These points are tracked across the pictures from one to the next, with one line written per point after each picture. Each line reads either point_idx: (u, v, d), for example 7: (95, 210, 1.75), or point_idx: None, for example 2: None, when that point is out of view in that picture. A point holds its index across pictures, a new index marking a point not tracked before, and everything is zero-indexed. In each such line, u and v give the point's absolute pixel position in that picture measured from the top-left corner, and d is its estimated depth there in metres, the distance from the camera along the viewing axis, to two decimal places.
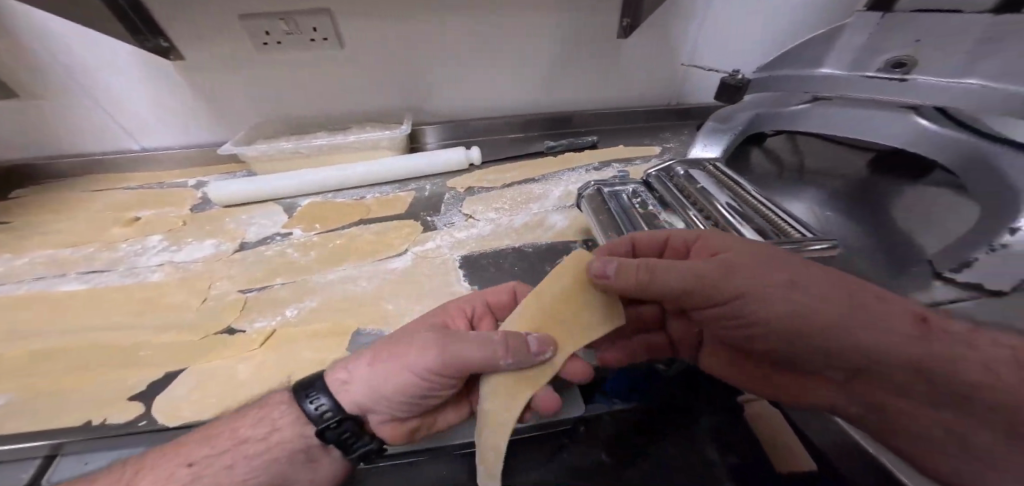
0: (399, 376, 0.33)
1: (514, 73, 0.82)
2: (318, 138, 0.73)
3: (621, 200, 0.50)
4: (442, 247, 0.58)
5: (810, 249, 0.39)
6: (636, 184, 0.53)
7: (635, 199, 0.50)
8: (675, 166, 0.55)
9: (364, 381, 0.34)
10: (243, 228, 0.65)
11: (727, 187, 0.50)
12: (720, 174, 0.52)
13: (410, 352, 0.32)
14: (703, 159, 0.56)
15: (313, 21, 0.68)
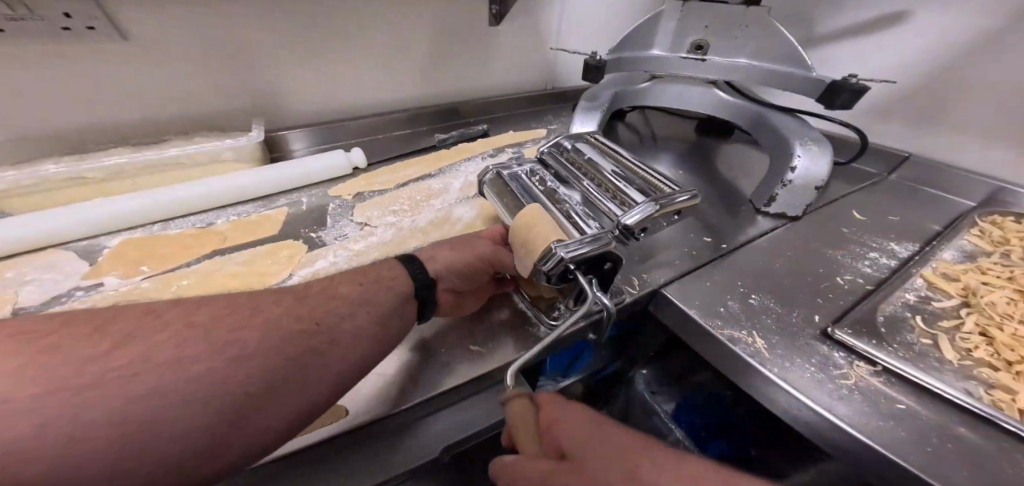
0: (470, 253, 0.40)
1: (384, 66, 0.76)
2: (113, 157, 0.53)
3: (523, 180, 0.44)
4: (339, 263, 0.49)
5: (675, 203, 0.36)
6: (531, 162, 0.48)
7: (534, 177, 0.45)
8: (561, 141, 0.52)
9: (438, 262, 0.38)
10: (8, 290, 0.42)
11: (610, 155, 0.48)
12: (602, 144, 0.50)
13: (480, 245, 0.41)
14: (584, 132, 0.54)
15: (66, 4, 0.48)
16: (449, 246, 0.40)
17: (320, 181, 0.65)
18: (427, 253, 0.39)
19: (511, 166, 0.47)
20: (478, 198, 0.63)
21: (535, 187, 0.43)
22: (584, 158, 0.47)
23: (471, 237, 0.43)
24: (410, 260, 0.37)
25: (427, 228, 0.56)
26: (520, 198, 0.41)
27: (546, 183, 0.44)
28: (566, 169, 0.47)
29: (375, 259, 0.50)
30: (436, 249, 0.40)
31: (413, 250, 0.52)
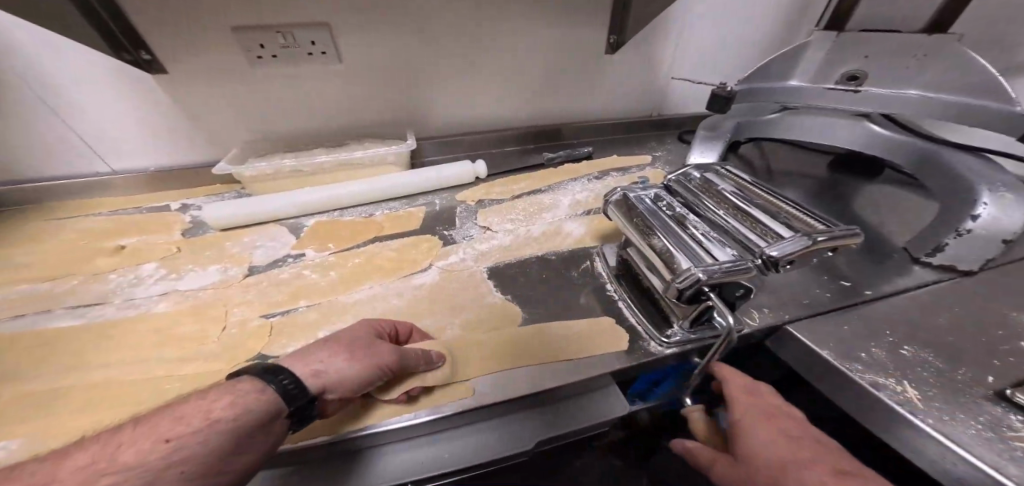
0: (369, 360, 0.36)
1: (508, 86, 0.84)
2: (319, 156, 0.69)
3: (651, 204, 0.47)
4: (467, 260, 0.57)
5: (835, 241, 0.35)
6: (656, 188, 0.50)
7: (661, 202, 0.47)
8: (689, 170, 0.53)
9: (319, 368, 0.34)
10: (249, 252, 0.59)
11: (746, 188, 0.47)
12: (735, 176, 0.50)
13: (376, 347, 0.37)
14: (714, 163, 0.54)
15: (311, 35, 0.66)
16: (329, 349, 0.36)
17: (449, 187, 0.76)
18: (294, 358, 0.35)
19: (637, 190, 0.49)
20: (587, 216, 0.66)
21: (663, 212, 0.45)
22: (717, 189, 0.48)
23: (352, 334, 0.38)
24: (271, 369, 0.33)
25: (541, 239, 0.61)
26: (648, 219, 0.43)
27: (672, 209, 0.46)
28: (693, 197, 0.48)
29: (496, 261, 0.58)
30: (315, 351, 0.36)
31: (530, 257, 0.58)
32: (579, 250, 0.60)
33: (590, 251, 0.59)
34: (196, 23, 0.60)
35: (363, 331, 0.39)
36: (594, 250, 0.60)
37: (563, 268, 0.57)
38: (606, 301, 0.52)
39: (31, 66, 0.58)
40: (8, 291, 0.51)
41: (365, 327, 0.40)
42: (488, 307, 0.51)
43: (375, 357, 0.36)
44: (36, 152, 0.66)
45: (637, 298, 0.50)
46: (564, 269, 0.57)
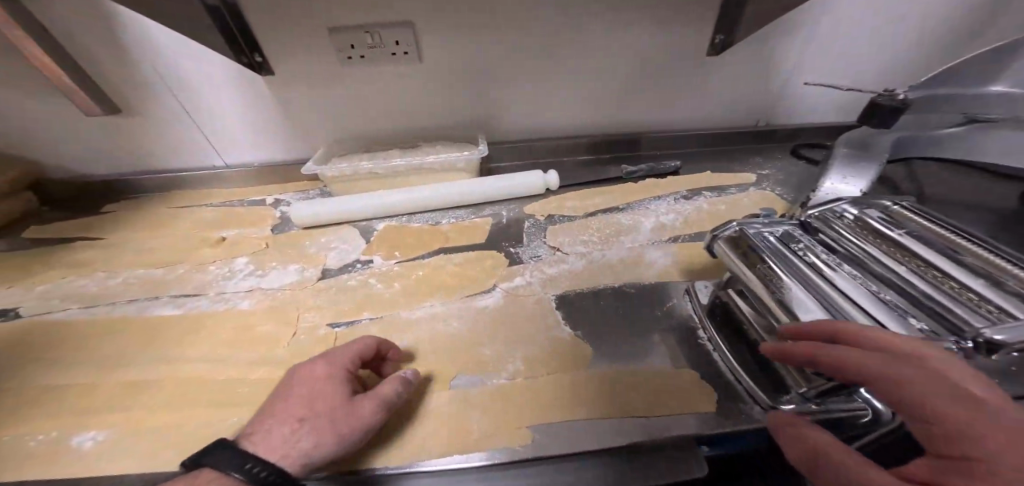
0: (345, 421, 0.32)
1: (591, 88, 0.77)
2: (395, 159, 0.69)
3: (786, 246, 0.39)
4: (533, 284, 0.53)
5: None
6: (790, 224, 0.42)
7: (799, 245, 0.39)
8: (844, 205, 0.43)
9: (287, 447, 0.30)
10: (323, 253, 0.61)
11: (939, 238, 0.37)
12: (919, 221, 0.39)
13: (353, 404, 0.33)
14: (883, 199, 0.43)
15: (396, 34, 0.66)
16: (293, 420, 0.32)
17: (518, 198, 0.71)
18: (254, 441, 0.31)
19: (761, 223, 0.42)
20: (673, 243, 0.58)
21: (803, 258, 0.37)
22: (891, 235, 0.38)
23: (308, 392, 0.34)
24: (231, 454, 0.30)
25: (617, 267, 0.55)
26: (777, 263, 0.36)
27: (809, 253, 0.38)
28: (844, 240, 0.39)
29: (565, 289, 0.52)
30: (275, 426, 0.32)
31: (604, 288, 0.52)
32: (664, 285, 0.52)
33: (677, 286, 0.51)
34: (297, 29, 0.63)
35: (314, 385, 0.34)
36: (682, 285, 0.51)
37: (643, 305, 0.49)
38: (695, 348, 0.44)
39: (170, 71, 0.66)
40: (134, 273, 0.58)
41: (314, 378, 0.35)
42: (553, 342, 0.46)
43: (345, 414, 0.33)
44: (169, 147, 0.76)
45: (737, 347, 0.42)
46: (645, 306, 0.49)
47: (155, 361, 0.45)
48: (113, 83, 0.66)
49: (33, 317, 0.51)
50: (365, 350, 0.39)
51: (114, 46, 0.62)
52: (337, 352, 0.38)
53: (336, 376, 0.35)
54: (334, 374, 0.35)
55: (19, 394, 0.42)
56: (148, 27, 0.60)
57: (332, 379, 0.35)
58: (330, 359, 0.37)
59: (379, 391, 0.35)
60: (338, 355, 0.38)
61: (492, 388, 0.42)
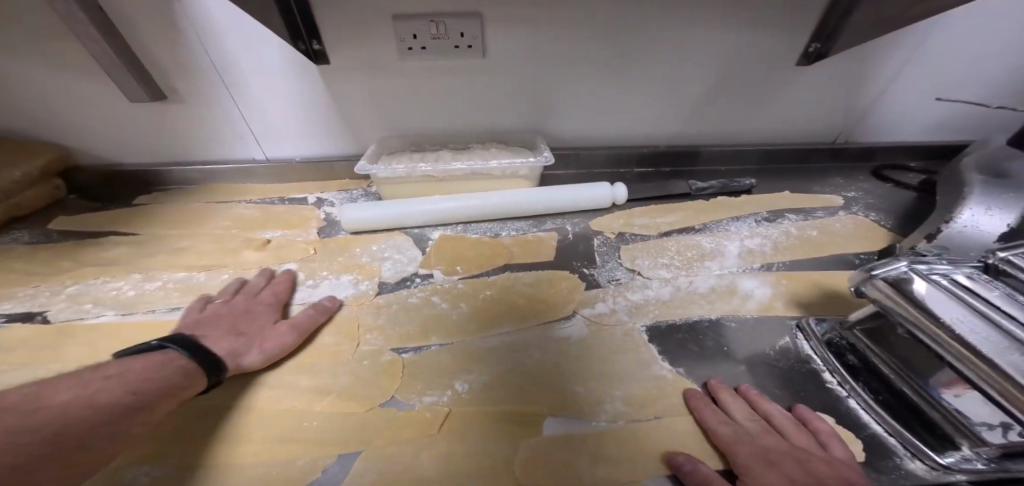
0: (223, 323, 0.42)
1: (659, 96, 0.71)
2: (456, 162, 0.63)
3: (977, 293, 0.34)
4: (618, 312, 0.49)
5: None
6: (972, 267, 0.37)
7: (996, 292, 0.34)
8: None
9: (226, 346, 0.39)
10: (378, 263, 0.56)
11: None
12: None
13: (242, 318, 0.43)
14: None
15: (463, 25, 0.60)
16: (226, 331, 0.41)
17: (583, 211, 0.66)
18: (194, 336, 0.39)
19: (937, 264, 0.37)
20: (765, 273, 0.53)
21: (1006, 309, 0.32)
22: None
23: (226, 313, 0.44)
24: (184, 337, 0.38)
25: (708, 298, 0.50)
26: (966, 309, 0.32)
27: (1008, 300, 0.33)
28: None
29: (655, 319, 0.48)
30: (213, 333, 0.41)
31: (698, 320, 0.47)
32: (767, 320, 0.47)
33: (781, 322, 0.47)
34: (361, 17, 0.59)
35: (224, 309, 0.45)
36: (790, 321, 0.47)
37: (745, 342, 0.45)
38: (825, 390, 0.40)
39: (226, 56, 0.61)
40: (174, 276, 0.53)
41: (225, 306, 0.45)
42: (654, 383, 0.41)
43: (257, 329, 0.43)
44: (211, 139, 0.71)
45: (880, 396, 0.39)
46: (748, 344, 0.45)
47: None
48: (161, 67, 0.61)
49: (64, 323, 0.46)
50: (277, 292, 0.49)
51: (166, 25, 0.57)
52: (255, 290, 0.49)
53: (258, 307, 0.46)
54: (247, 304, 0.46)
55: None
56: (209, 6, 0.56)
57: (239, 304, 0.45)
58: (248, 293, 0.48)
59: (297, 321, 0.45)
60: (252, 290, 0.48)
61: (589, 432, 0.37)
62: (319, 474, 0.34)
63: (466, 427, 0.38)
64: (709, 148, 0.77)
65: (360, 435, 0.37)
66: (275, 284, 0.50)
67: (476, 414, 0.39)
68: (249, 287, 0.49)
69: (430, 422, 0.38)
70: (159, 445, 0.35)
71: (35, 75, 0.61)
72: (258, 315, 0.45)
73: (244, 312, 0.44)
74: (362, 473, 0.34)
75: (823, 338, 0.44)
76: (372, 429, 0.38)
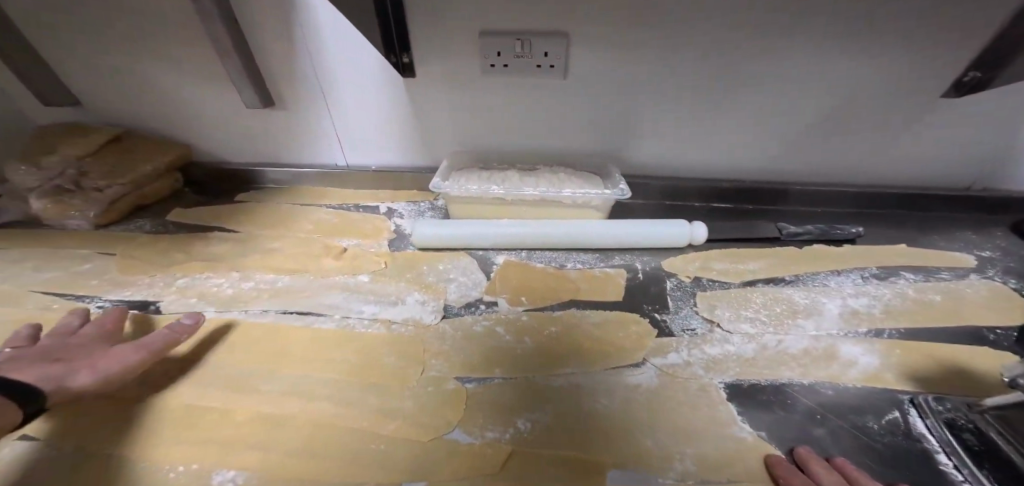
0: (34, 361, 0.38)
1: (749, 126, 0.66)
2: (527, 186, 0.63)
3: None
4: (692, 365, 0.45)
5: None
6: None
7: None
8: None
9: (36, 375, 0.35)
10: (443, 284, 0.57)
11: None
12: None
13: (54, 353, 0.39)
14: None
15: (548, 45, 0.59)
16: (37, 365, 0.37)
17: (654, 248, 0.62)
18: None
19: None
20: (873, 341, 0.46)
21: None
22: None
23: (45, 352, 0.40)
24: None
25: (801, 361, 0.44)
26: None
27: None
28: None
29: (736, 376, 0.43)
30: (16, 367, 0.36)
31: (785, 381, 0.42)
32: (874, 392, 0.41)
33: (889, 394, 0.41)
34: (450, 33, 0.60)
35: (45, 348, 0.40)
36: (903, 395, 0.40)
37: (843, 413, 0.39)
38: (937, 472, 0.34)
39: (326, 67, 0.66)
40: (264, 277, 0.58)
41: (46, 347, 0.40)
42: (731, 447, 0.37)
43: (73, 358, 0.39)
44: (303, 144, 0.77)
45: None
46: (850, 418, 0.39)
47: (290, 391, 0.43)
48: (271, 76, 0.67)
49: (174, 315, 0.52)
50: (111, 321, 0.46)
51: (280, 38, 0.63)
52: (79, 330, 0.44)
53: (72, 338, 0.42)
54: (66, 342, 0.41)
55: (161, 406, 0.41)
56: (320, 20, 0.60)
57: (55, 345, 0.41)
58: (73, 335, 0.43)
59: (145, 342, 0.42)
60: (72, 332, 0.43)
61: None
62: None
63: (527, 472, 0.36)
64: (798, 187, 0.69)
65: (422, 461, 0.37)
66: (103, 323, 0.45)
67: (537, 459, 0.37)
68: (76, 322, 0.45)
69: (491, 461, 0.37)
70: (241, 444, 0.38)
71: (168, 82, 0.69)
72: (79, 349, 0.41)
73: (3, 352, 0.39)
74: None
75: (942, 417, 0.38)
76: (433, 462, 0.37)
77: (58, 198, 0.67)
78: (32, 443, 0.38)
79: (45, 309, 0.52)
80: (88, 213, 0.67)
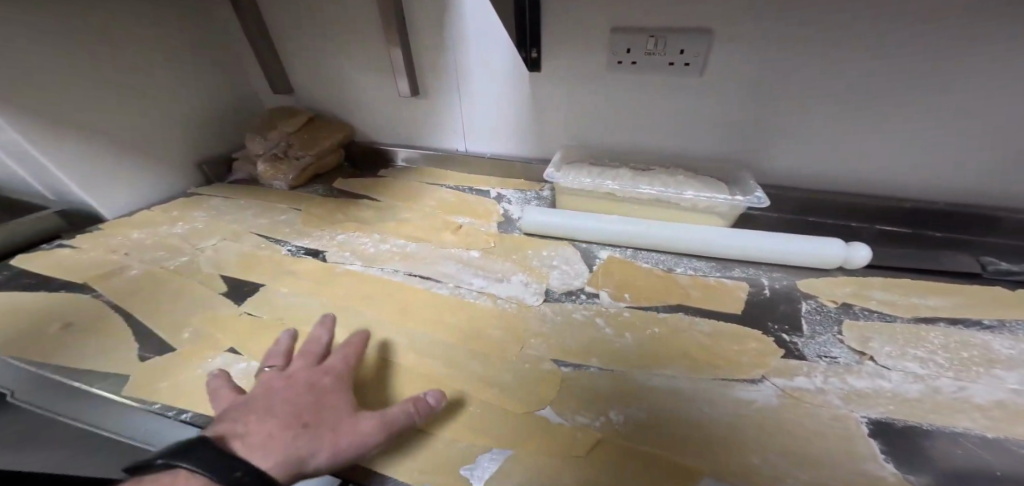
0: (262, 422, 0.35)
1: (931, 132, 0.55)
2: (644, 185, 0.62)
3: None
4: (828, 394, 0.39)
5: None
6: None
7: None
8: None
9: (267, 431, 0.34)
10: (546, 269, 0.60)
11: None
12: None
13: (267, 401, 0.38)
14: None
15: (685, 42, 0.58)
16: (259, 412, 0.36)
17: (786, 266, 0.56)
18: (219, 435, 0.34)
19: None
20: None
21: None
22: None
23: (289, 385, 0.39)
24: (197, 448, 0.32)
25: (989, 413, 0.36)
26: None
27: None
28: None
29: (887, 413, 0.37)
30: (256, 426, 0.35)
31: (956, 431, 0.35)
32: None
33: None
34: (581, 30, 0.62)
35: (288, 380, 0.40)
36: None
37: None
38: None
39: (466, 63, 0.74)
40: (397, 241, 0.67)
41: (270, 376, 0.42)
42: (871, 485, 0.32)
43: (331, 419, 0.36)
44: (435, 130, 0.87)
45: None
46: None
47: (408, 345, 0.50)
48: (422, 69, 0.78)
49: (330, 263, 0.63)
50: (287, 342, 0.47)
51: (436, 36, 0.72)
52: (321, 353, 0.45)
53: (327, 379, 0.41)
54: (313, 372, 0.41)
55: (315, 338, 0.51)
56: (471, 21, 0.68)
57: (302, 375, 0.41)
58: (307, 353, 0.44)
59: (333, 364, 0.43)
60: (314, 350, 0.45)
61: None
62: (472, 456, 0.37)
63: (621, 463, 0.36)
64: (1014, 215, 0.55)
65: (516, 435, 0.39)
66: (344, 342, 0.46)
67: (633, 452, 0.37)
68: (280, 349, 0.46)
69: (581, 444, 0.38)
70: (371, 378, 0.46)
71: (344, 73, 0.86)
72: (292, 383, 0.40)
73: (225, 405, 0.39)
74: (508, 474, 0.36)
75: None
76: (527, 433, 0.39)
77: (273, 162, 0.87)
78: (236, 355, 0.50)
79: (255, 246, 0.69)
80: (287, 176, 0.85)
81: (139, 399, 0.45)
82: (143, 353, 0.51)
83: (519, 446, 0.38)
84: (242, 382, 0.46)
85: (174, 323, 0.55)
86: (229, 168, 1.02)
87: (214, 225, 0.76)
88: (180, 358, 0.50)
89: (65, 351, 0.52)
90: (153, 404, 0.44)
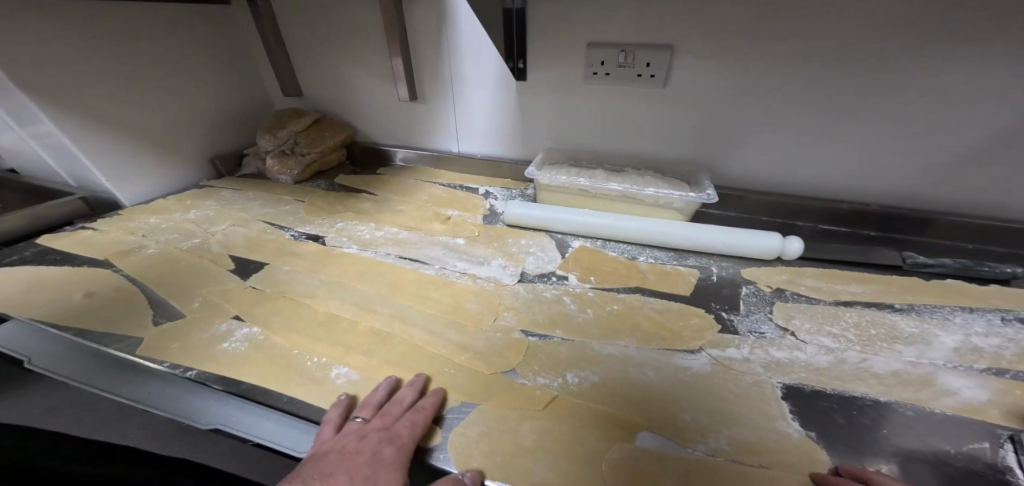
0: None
1: (866, 141, 0.62)
2: (613, 183, 0.69)
3: None
4: (753, 362, 0.45)
5: None
6: None
7: None
8: None
9: None
10: (523, 254, 0.66)
11: None
12: None
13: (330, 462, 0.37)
14: None
15: (651, 57, 0.66)
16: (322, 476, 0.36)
17: (735, 256, 0.62)
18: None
19: None
20: (994, 381, 0.41)
21: None
22: None
23: (355, 452, 0.37)
24: None
25: (884, 380, 0.42)
26: None
27: None
28: None
29: (799, 380, 0.43)
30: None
31: (857, 397, 0.40)
32: (965, 422, 0.37)
33: (992, 429, 0.37)
34: (561, 44, 0.70)
35: (357, 442, 0.38)
36: (1004, 432, 0.36)
37: (917, 435, 0.37)
38: None
39: (460, 70, 0.81)
40: (390, 229, 0.74)
41: (353, 431, 0.40)
42: (774, 436, 0.38)
43: None
44: (431, 132, 0.94)
45: None
46: (922, 440, 0.36)
47: (394, 315, 0.56)
48: (421, 76, 0.86)
49: (329, 247, 0.70)
50: (381, 393, 0.44)
51: (434, 47, 0.80)
52: (400, 416, 0.41)
53: (389, 451, 0.38)
54: (379, 438, 0.39)
55: (311, 309, 0.57)
56: (465, 33, 0.76)
57: (369, 440, 0.38)
58: (387, 415, 0.41)
59: (401, 432, 0.39)
60: (394, 412, 0.41)
61: (684, 458, 0.37)
62: (444, 407, 0.44)
63: (570, 414, 0.42)
64: (940, 217, 0.62)
65: (482, 392, 0.45)
66: (422, 406, 0.42)
67: (580, 406, 0.43)
68: (376, 401, 0.43)
69: (538, 399, 0.44)
70: (359, 343, 0.52)
71: (349, 77, 0.93)
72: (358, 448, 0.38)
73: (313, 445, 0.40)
74: (474, 422, 0.42)
75: None
76: (492, 389, 0.45)
77: (281, 158, 0.94)
78: (240, 322, 0.56)
79: (261, 231, 0.76)
80: (292, 170, 0.92)
81: (150, 358, 0.51)
82: (155, 320, 0.57)
83: (484, 400, 0.44)
84: (243, 344, 0.52)
85: (185, 296, 0.61)
86: (238, 161, 1.09)
87: (224, 213, 0.83)
88: (188, 325, 0.56)
89: (84, 317, 0.58)
90: (163, 363, 0.50)
